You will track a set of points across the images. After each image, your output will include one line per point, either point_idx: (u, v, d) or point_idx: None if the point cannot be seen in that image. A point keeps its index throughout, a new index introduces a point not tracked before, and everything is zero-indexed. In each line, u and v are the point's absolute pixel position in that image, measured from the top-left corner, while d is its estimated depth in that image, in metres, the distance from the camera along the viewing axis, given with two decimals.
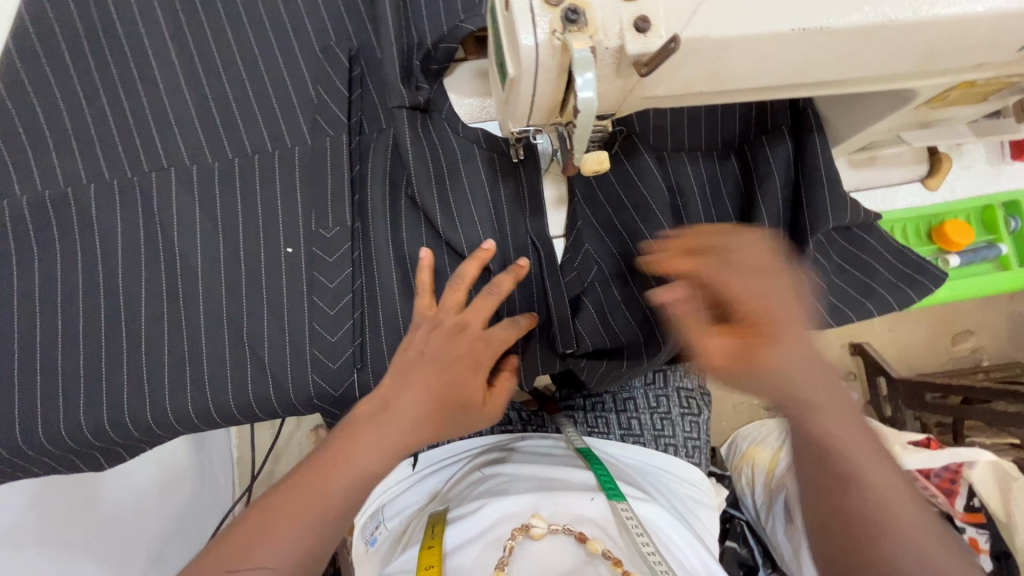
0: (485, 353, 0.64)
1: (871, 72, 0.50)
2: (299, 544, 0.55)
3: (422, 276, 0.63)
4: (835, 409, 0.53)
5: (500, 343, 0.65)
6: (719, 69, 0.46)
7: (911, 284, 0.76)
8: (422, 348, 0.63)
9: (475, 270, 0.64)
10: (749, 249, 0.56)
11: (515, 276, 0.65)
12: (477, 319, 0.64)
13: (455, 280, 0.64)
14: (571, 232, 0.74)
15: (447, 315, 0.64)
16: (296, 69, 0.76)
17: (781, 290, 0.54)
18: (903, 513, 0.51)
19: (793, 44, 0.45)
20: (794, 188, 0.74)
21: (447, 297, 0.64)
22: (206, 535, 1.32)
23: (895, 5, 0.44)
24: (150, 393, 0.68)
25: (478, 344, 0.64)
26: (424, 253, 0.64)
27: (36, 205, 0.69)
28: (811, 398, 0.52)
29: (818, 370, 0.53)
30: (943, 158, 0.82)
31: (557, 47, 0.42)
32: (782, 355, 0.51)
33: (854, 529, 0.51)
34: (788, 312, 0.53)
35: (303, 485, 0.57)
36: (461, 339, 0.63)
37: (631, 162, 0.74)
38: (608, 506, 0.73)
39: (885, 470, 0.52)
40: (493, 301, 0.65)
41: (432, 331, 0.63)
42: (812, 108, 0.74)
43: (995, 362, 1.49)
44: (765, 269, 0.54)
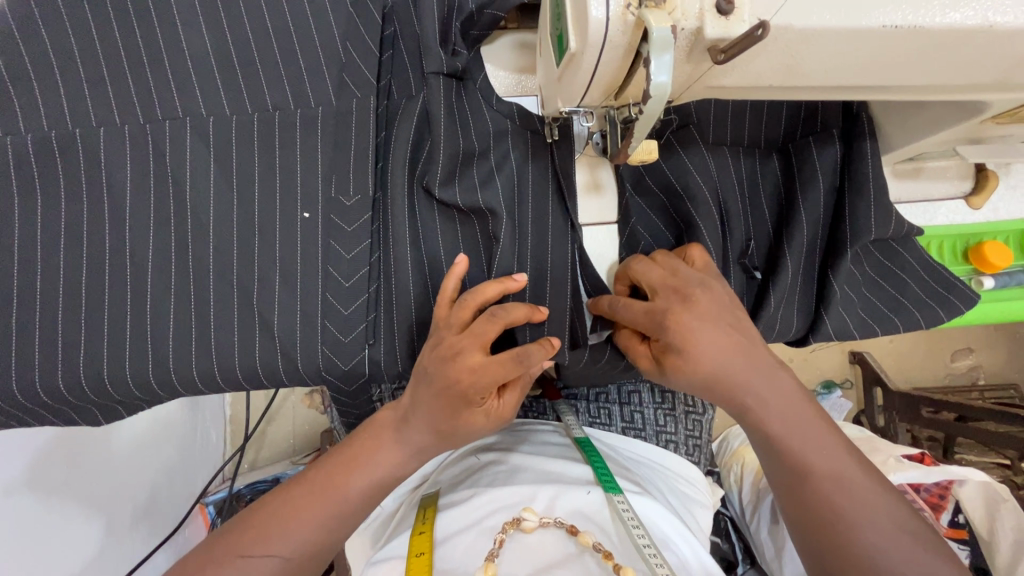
0: (472, 389, 0.55)
1: (952, 80, 0.47)
2: (311, 538, 0.57)
3: (446, 285, 0.62)
4: (791, 422, 0.57)
5: (489, 378, 0.54)
6: (795, 62, 0.43)
7: (943, 304, 0.73)
8: (425, 367, 0.58)
9: (491, 292, 0.60)
10: (667, 279, 0.59)
11: (529, 314, 0.59)
12: (474, 343, 0.55)
13: (469, 295, 0.60)
14: (626, 227, 0.72)
15: (449, 332, 0.58)
16: (324, 20, 0.71)
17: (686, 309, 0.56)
18: (865, 506, 0.55)
19: (880, 41, 0.41)
20: (837, 194, 0.71)
21: (453, 314, 0.59)
22: (196, 492, 1.31)
23: (998, 8, 0.40)
24: (153, 351, 0.66)
25: (467, 378, 0.54)
26: (460, 260, 0.63)
27: (41, 143, 0.65)
28: (767, 416, 0.57)
29: (776, 390, 0.57)
30: (991, 174, 0.80)
31: (630, 22, 0.39)
32: (675, 358, 0.56)
33: (828, 526, 0.55)
34: (679, 327, 0.55)
35: (324, 479, 0.60)
36: (454, 367, 0.55)
37: (684, 150, 0.71)
38: (604, 499, 0.71)
39: (843, 470, 0.57)
40: (496, 324, 0.55)
41: (432, 350, 0.57)
42: (866, 112, 0.70)
43: (990, 381, 1.48)
44: (671, 279, 0.59)
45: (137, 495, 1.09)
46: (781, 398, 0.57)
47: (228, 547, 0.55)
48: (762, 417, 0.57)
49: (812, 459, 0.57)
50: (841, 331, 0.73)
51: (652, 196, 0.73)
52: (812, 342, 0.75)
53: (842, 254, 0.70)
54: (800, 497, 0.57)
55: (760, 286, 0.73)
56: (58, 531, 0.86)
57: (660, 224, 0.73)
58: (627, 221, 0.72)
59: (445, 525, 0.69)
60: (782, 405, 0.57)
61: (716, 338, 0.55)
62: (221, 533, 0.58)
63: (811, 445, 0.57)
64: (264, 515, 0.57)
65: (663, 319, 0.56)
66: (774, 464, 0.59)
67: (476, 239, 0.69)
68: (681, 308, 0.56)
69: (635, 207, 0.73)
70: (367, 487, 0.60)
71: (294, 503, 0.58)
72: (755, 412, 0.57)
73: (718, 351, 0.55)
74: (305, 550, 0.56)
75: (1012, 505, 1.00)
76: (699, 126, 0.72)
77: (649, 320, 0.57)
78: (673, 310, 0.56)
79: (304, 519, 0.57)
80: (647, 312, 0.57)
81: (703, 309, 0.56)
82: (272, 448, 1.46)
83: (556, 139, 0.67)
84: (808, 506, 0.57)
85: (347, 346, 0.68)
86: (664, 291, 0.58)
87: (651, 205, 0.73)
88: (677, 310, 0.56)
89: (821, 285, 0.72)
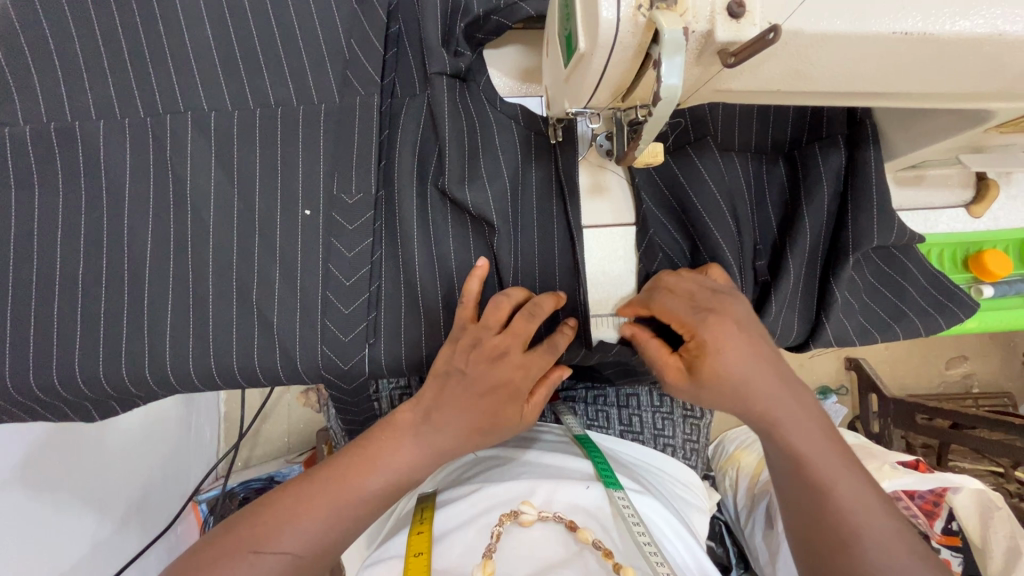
0: (524, 382, 0.60)
1: (958, 88, 0.47)
2: (322, 538, 0.56)
3: (469, 285, 0.62)
4: (805, 431, 0.57)
5: (537, 369, 0.61)
6: (804, 68, 0.43)
7: (942, 311, 0.73)
8: (462, 368, 0.59)
9: (519, 296, 0.63)
10: (703, 287, 0.60)
11: (556, 301, 0.63)
12: (519, 343, 0.60)
13: (500, 298, 0.61)
14: (645, 239, 0.70)
15: (487, 333, 0.60)
16: (328, 16, 0.70)
17: (729, 317, 0.57)
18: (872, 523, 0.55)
19: (889, 48, 0.41)
20: (841, 200, 0.71)
21: (488, 315, 0.60)
22: (189, 489, 1.30)
23: (1006, 16, 0.40)
24: (150, 348, 0.65)
25: (518, 373, 0.60)
26: (480, 263, 0.63)
27: (40, 135, 0.64)
28: (781, 420, 0.57)
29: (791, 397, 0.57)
30: (993, 184, 0.80)
31: (641, 23, 0.39)
32: (712, 360, 0.55)
33: (837, 541, 0.55)
34: (721, 331, 0.56)
35: (339, 477, 0.58)
36: (501, 366, 0.59)
37: (700, 158, 0.71)
38: (605, 495, 0.71)
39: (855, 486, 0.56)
40: (535, 323, 0.60)
41: (472, 351, 0.59)
42: (871, 119, 0.70)
43: (984, 390, 1.48)
44: (707, 288, 0.60)
45: (130, 492, 1.08)
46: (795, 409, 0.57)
47: (238, 542, 0.54)
48: (773, 422, 0.57)
49: (837, 481, 0.56)
50: (842, 337, 0.72)
51: (667, 206, 0.72)
52: (811, 348, 0.75)
53: (844, 261, 0.70)
54: (819, 518, 0.56)
55: (762, 290, 0.73)
56: (50, 527, 0.85)
57: (673, 233, 0.72)
58: (645, 231, 0.70)
59: (445, 520, 0.69)
60: (796, 414, 0.57)
61: (747, 347, 0.56)
62: (225, 529, 0.57)
63: (824, 455, 0.57)
64: (274, 512, 0.56)
65: (706, 317, 0.56)
66: (787, 477, 0.59)
67: (479, 239, 0.69)
68: (723, 312, 0.57)
69: (652, 216, 0.71)
70: (384, 486, 0.58)
71: (299, 498, 0.57)
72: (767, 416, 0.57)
73: (747, 358, 0.55)
74: (315, 549, 0.55)
75: (1004, 514, 0.98)
76: (717, 130, 0.72)
77: (692, 317, 0.57)
78: (716, 311, 0.57)
79: (315, 517, 0.56)
80: (693, 309, 0.58)
81: (738, 315, 0.58)
82: (266, 446, 1.45)
83: (560, 140, 0.67)
84: (826, 530, 0.55)
85: (348, 345, 0.67)
86: (703, 295, 0.59)
87: (666, 215, 0.72)
88: (720, 313, 0.57)
89: (823, 290, 0.72)
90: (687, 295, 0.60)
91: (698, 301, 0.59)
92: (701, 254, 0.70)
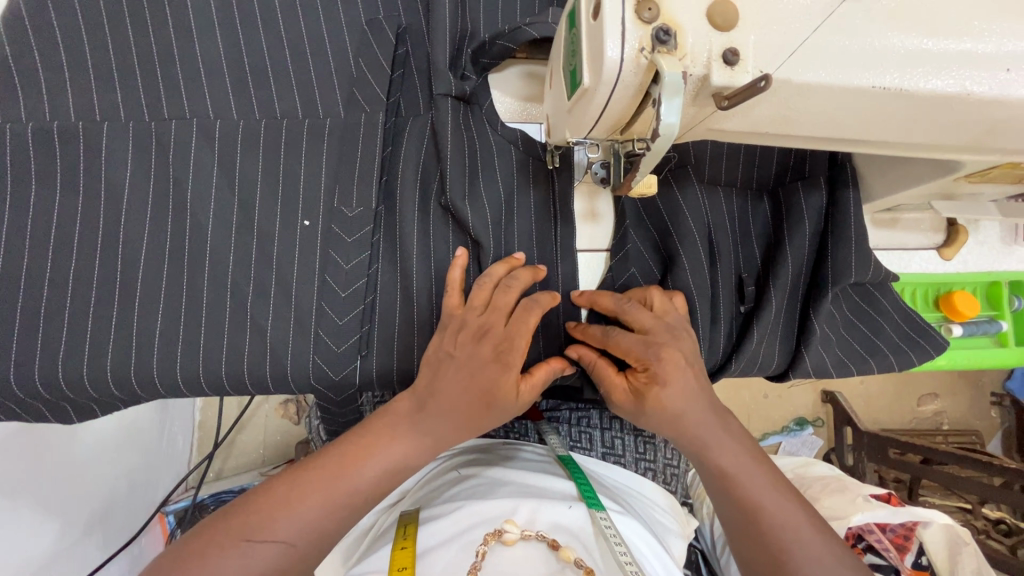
0: (513, 352, 0.59)
1: (931, 138, 0.50)
2: (316, 525, 0.56)
3: (452, 274, 0.64)
4: (726, 447, 0.61)
5: (524, 338, 0.60)
6: (791, 113, 0.46)
7: (914, 347, 0.76)
8: (450, 352, 0.60)
9: (500, 272, 0.64)
10: (656, 320, 0.63)
11: (534, 274, 0.64)
12: (500, 318, 0.61)
13: (481, 279, 0.63)
14: (620, 252, 0.73)
15: (471, 314, 0.61)
16: (338, 37, 0.73)
17: (674, 352, 0.60)
18: (796, 529, 0.58)
19: (869, 100, 0.44)
20: (822, 237, 0.75)
21: (472, 296, 0.62)
22: (156, 500, 1.26)
23: (974, 78, 0.44)
24: (138, 351, 0.65)
25: (504, 344, 0.59)
26: (460, 253, 0.65)
27: (41, 133, 0.64)
28: (706, 440, 0.60)
29: (713, 415, 0.61)
30: (960, 229, 0.85)
31: (643, 65, 0.41)
32: (658, 391, 0.59)
33: (767, 546, 0.58)
34: (668, 365, 0.59)
35: (334, 467, 0.58)
36: (486, 343, 0.59)
37: (680, 188, 0.75)
38: (587, 515, 0.72)
39: (777, 497, 0.60)
40: (514, 295, 0.62)
41: (458, 333, 0.61)
42: (850, 163, 0.74)
43: (954, 427, 1.53)
44: (663, 321, 0.63)
45: (96, 501, 1.05)
46: (716, 429, 0.61)
47: (231, 531, 0.54)
48: (698, 443, 0.61)
49: (763, 500, 0.60)
50: (820, 369, 0.75)
51: (646, 231, 0.75)
52: (791, 378, 0.77)
53: (823, 296, 0.73)
54: (752, 539, 0.59)
55: (745, 320, 0.75)
56: (9, 531, 0.82)
57: (650, 260, 0.74)
58: (622, 246, 0.73)
59: (428, 537, 0.68)
60: (721, 434, 0.61)
61: (690, 378, 0.60)
62: (216, 518, 0.57)
63: (745, 470, 0.61)
64: (267, 502, 0.56)
65: (658, 351, 0.60)
66: (718, 494, 0.62)
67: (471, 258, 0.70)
68: (673, 346, 0.61)
69: (631, 235, 0.73)
70: (378, 476, 0.59)
71: (293, 486, 0.57)
72: (690, 435, 0.60)
73: (688, 390, 0.60)
74: (309, 538, 0.55)
75: (974, 549, 1.02)
76: (705, 166, 0.75)
77: (644, 351, 0.60)
78: (667, 345, 0.61)
79: (310, 504, 0.56)
80: (642, 344, 0.61)
81: (687, 350, 0.62)
82: (241, 458, 1.42)
83: (558, 166, 0.70)
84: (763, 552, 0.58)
85: (339, 356, 0.68)
86: (657, 327, 0.62)
87: (652, 242, 0.75)
88: (670, 347, 0.61)
89: (802, 323, 0.75)
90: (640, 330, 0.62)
91: (649, 335, 0.61)
92: (671, 278, 0.72)
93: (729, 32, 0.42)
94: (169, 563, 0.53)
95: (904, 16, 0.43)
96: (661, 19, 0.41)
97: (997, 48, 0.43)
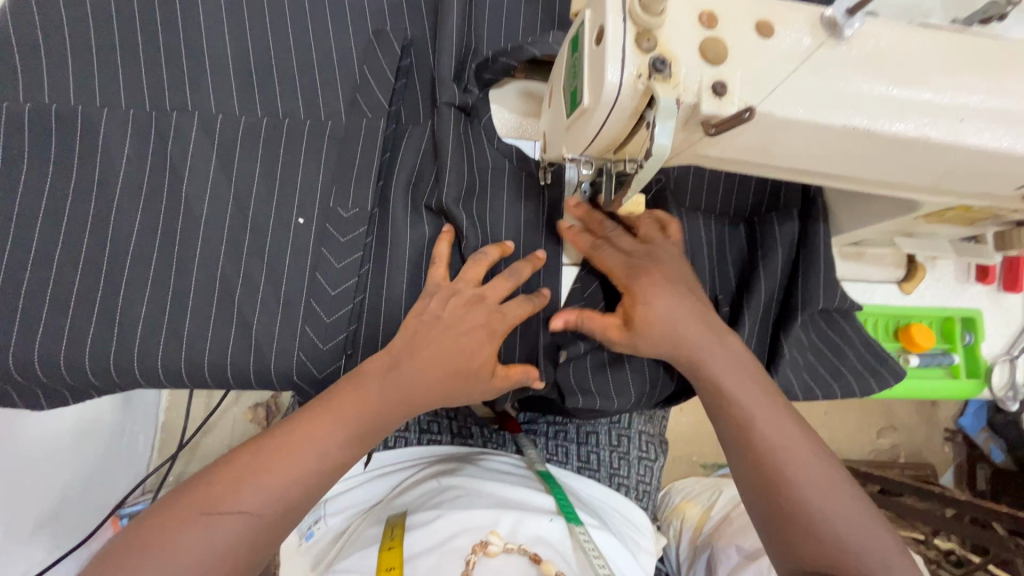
0: (501, 325, 0.65)
1: (894, 177, 0.55)
2: (284, 494, 0.55)
3: (440, 248, 0.68)
4: (722, 363, 0.67)
5: (514, 317, 0.66)
6: (770, 144, 0.50)
7: (875, 375, 0.81)
8: (439, 312, 0.64)
9: (494, 256, 0.68)
10: (637, 245, 0.71)
11: (533, 265, 0.69)
12: (494, 294, 0.66)
13: (476, 256, 0.67)
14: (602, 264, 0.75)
15: (464, 286, 0.66)
16: (345, 47, 0.75)
17: (656, 274, 0.68)
18: (789, 445, 0.64)
19: (840, 137, 0.48)
20: (793, 265, 0.79)
21: (466, 270, 0.66)
22: (111, 501, 1.21)
23: (932, 123, 0.48)
24: (118, 337, 0.64)
25: (495, 317, 0.65)
26: (448, 228, 0.70)
27: (37, 115, 0.64)
28: (700, 355, 0.67)
29: (701, 330, 0.67)
30: (920, 265, 0.91)
31: (639, 90, 0.45)
32: (642, 310, 0.66)
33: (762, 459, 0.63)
34: (648, 284, 0.67)
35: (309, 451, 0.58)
36: (478, 310, 0.65)
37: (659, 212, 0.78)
38: (566, 530, 0.74)
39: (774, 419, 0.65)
40: (510, 280, 0.67)
41: (450, 299, 0.65)
42: (821, 197, 0.79)
43: (909, 460, 1.59)
44: (646, 248, 0.71)
45: (47, 500, 1.00)
46: (710, 348, 0.67)
47: (191, 504, 0.53)
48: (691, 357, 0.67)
49: (760, 421, 0.65)
50: (788, 390, 0.78)
51: None
52: None
53: (793, 320, 0.77)
54: (749, 459, 0.64)
55: None
56: None
57: None
58: None
59: (413, 542, 0.69)
60: (711, 348, 0.67)
61: (672, 296, 0.67)
62: (173, 498, 0.55)
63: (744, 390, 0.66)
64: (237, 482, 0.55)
65: (637, 272, 0.68)
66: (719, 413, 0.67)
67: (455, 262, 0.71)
68: (654, 269, 0.69)
69: None
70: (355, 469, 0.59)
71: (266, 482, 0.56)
72: (679, 346, 0.67)
73: (669, 306, 0.67)
74: (276, 506, 0.55)
75: None
76: (685, 192, 0.80)
77: (626, 273, 0.69)
78: (648, 269, 0.69)
79: (277, 475, 0.55)
80: (625, 264, 0.69)
81: (668, 272, 0.69)
82: (204, 463, 1.38)
83: (550, 183, 0.73)
84: (764, 475, 0.63)
85: (325, 354, 0.68)
86: (639, 253, 0.70)
87: None
88: (651, 271, 0.69)
89: (773, 346, 0.79)
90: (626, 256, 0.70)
91: (633, 259, 0.70)
92: None
93: (718, 67, 0.45)
94: (128, 544, 0.52)
95: (873, 64, 0.47)
96: (657, 49, 0.45)
97: (954, 99, 0.48)
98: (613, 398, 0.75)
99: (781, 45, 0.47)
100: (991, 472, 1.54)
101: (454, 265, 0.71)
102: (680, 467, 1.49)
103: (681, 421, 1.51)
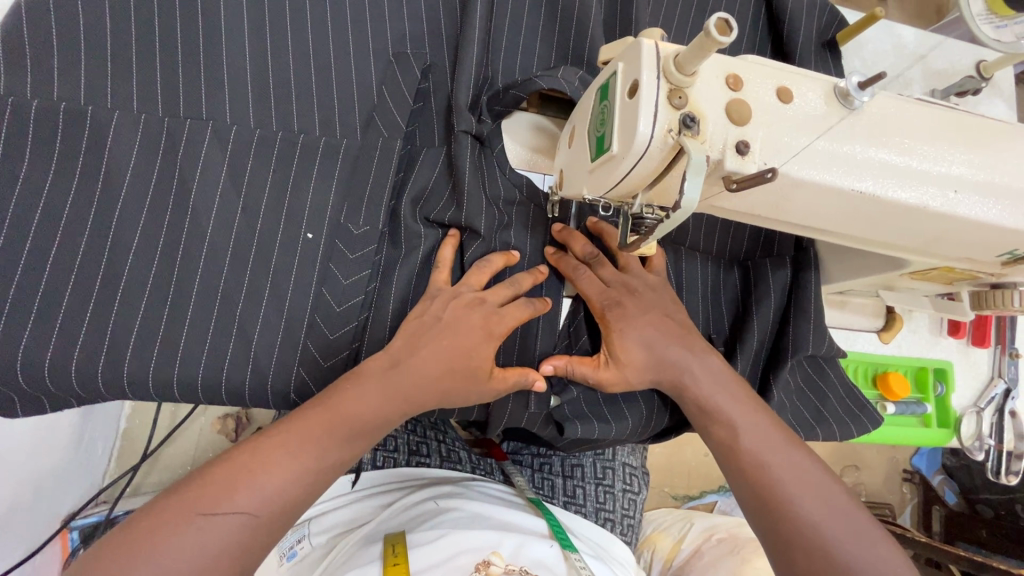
0: (497, 326, 0.66)
1: (893, 237, 0.58)
2: (274, 501, 0.54)
3: (443, 252, 0.71)
4: (714, 387, 0.70)
5: (513, 319, 0.67)
6: (782, 202, 0.53)
7: (855, 420, 0.84)
8: (439, 314, 0.65)
9: (497, 263, 0.70)
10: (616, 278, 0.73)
11: (535, 278, 0.72)
12: (496, 298, 0.68)
13: (480, 263, 0.70)
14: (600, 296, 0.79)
15: (467, 289, 0.68)
16: (364, 67, 0.76)
17: (637, 315, 0.71)
18: (777, 454, 0.67)
19: (848, 200, 0.52)
20: (784, 310, 0.82)
21: (470, 275, 0.68)
22: (63, 514, 1.14)
23: (930, 194, 0.52)
24: (110, 345, 0.62)
25: (492, 320, 0.66)
26: (453, 232, 0.73)
27: (45, 111, 0.62)
28: (694, 381, 0.70)
29: (693, 360, 0.70)
30: (897, 317, 0.94)
31: (669, 144, 0.47)
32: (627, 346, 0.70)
33: (748, 462, 0.67)
34: (628, 324, 0.70)
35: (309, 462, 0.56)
36: (477, 313, 0.66)
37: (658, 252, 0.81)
38: (563, 557, 0.77)
39: (759, 429, 0.68)
40: (511, 289, 0.69)
41: (450, 300, 0.66)
42: (813, 249, 0.83)
43: (870, 499, 1.64)
44: (625, 283, 0.73)
45: None
46: (701, 378, 0.70)
47: (184, 503, 0.51)
48: (685, 380, 0.70)
49: (746, 430, 0.68)
50: None
51: None
52: None
53: (783, 363, 0.79)
54: (738, 464, 0.67)
55: None
56: None
57: None
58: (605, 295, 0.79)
59: (417, 559, 0.72)
60: (702, 376, 0.70)
61: (646, 331, 0.70)
62: (169, 494, 0.53)
63: (732, 409, 0.69)
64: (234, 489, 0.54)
65: (613, 308, 0.71)
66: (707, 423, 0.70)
67: (455, 271, 0.73)
68: (630, 300, 0.72)
69: None
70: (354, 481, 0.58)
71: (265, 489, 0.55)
72: (674, 373, 0.70)
73: (644, 337, 0.70)
74: (273, 509, 0.54)
75: None
76: (685, 234, 0.83)
77: (602, 303, 0.72)
78: (623, 304, 0.71)
79: (275, 479, 0.54)
80: (603, 293, 0.72)
81: (643, 302, 0.72)
82: (166, 476, 1.31)
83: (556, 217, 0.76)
84: (749, 475, 0.66)
85: (325, 371, 0.67)
86: (616, 283, 0.73)
87: None
88: (625, 305, 0.71)
89: (762, 388, 0.81)
90: (606, 288, 0.72)
91: (609, 291, 0.72)
92: None
93: (742, 128, 0.48)
94: (125, 544, 0.49)
95: (880, 136, 0.51)
96: (688, 106, 0.47)
97: (950, 172, 0.52)
98: (609, 423, 0.76)
99: (799, 111, 0.50)
100: (945, 514, 1.59)
101: (456, 270, 0.74)
102: (653, 498, 1.50)
103: (655, 451, 1.53)
